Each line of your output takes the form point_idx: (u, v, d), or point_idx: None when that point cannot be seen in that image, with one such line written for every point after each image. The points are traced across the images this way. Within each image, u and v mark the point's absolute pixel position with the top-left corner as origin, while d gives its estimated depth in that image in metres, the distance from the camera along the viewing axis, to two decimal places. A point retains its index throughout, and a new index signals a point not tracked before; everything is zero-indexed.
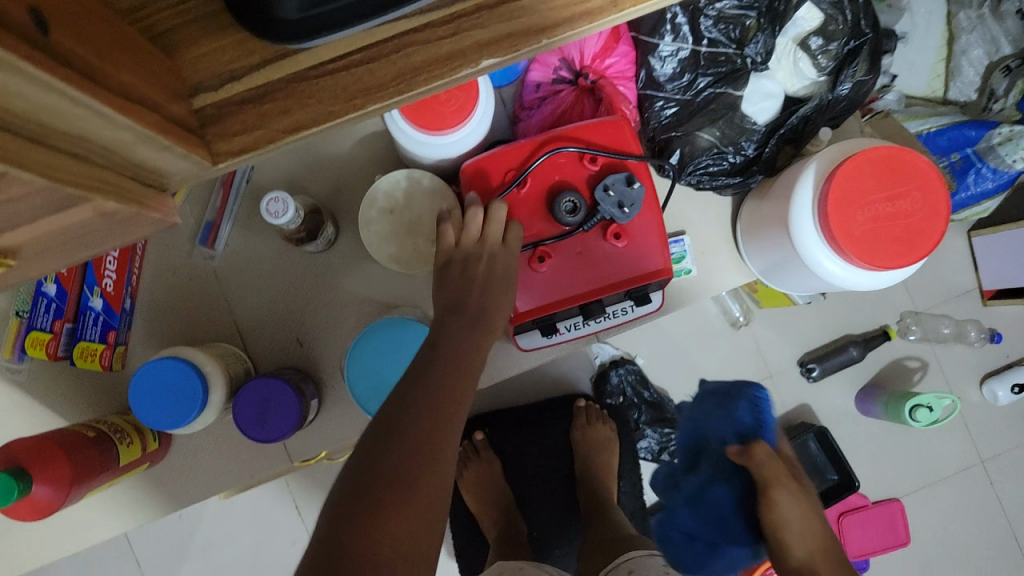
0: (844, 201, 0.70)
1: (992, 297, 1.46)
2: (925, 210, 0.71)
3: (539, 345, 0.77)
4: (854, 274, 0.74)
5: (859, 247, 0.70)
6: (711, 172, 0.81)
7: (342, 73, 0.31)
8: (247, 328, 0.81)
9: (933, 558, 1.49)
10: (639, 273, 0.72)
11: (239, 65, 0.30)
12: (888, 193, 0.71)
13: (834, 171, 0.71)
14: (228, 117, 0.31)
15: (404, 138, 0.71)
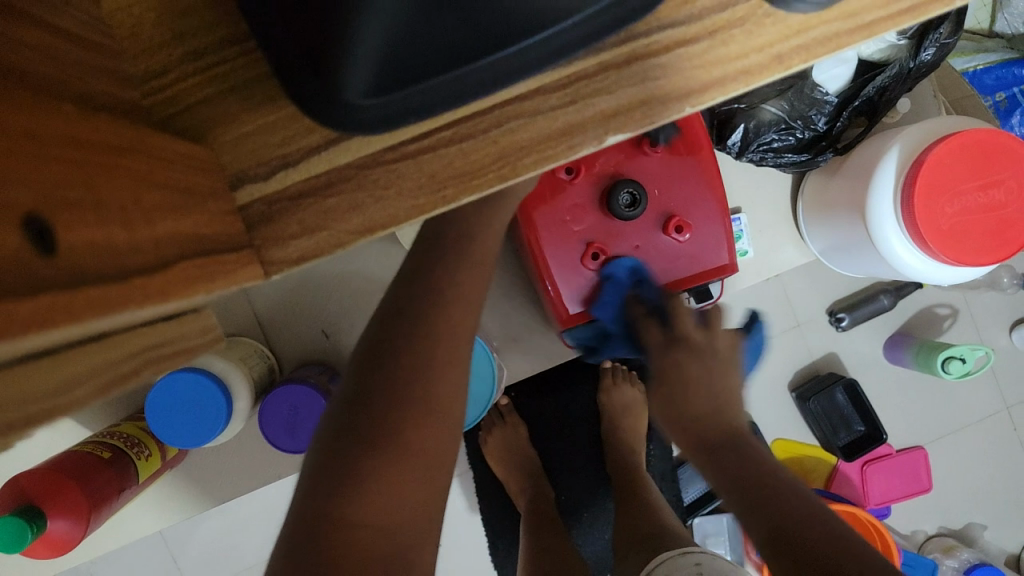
0: (932, 191, 0.63)
1: None
2: (1018, 200, 0.64)
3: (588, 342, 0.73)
4: (934, 269, 0.67)
5: (948, 243, 0.63)
6: (776, 149, 0.73)
7: (423, 158, 0.34)
8: (268, 320, 0.75)
9: (961, 508, 1.42)
10: (702, 269, 0.71)
11: (292, 149, 0.33)
12: (979, 181, 0.64)
13: (923, 156, 0.63)
14: (277, 212, 0.33)
15: None
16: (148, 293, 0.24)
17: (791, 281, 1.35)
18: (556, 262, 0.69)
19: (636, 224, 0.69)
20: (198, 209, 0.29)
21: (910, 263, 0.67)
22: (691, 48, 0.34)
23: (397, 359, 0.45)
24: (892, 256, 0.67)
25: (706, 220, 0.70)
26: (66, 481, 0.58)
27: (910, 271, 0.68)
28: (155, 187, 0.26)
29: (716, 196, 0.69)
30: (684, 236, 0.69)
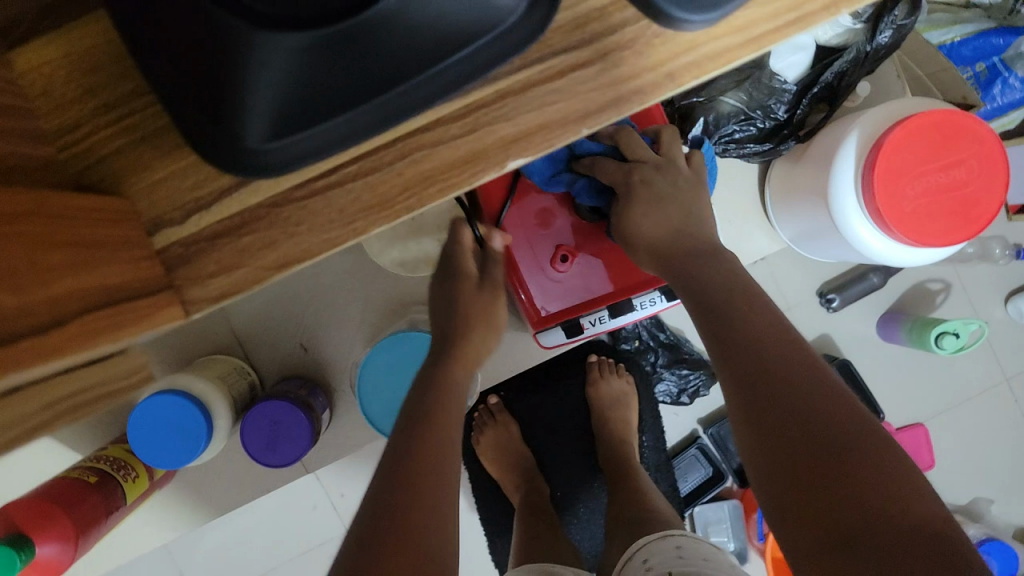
0: (892, 174, 0.63)
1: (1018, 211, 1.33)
2: (981, 177, 0.64)
3: (560, 345, 0.72)
4: (902, 251, 0.67)
5: (912, 225, 0.63)
6: (737, 139, 0.74)
7: (332, 193, 0.35)
8: (246, 336, 0.76)
9: (957, 480, 1.44)
10: None
11: (202, 193, 0.34)
12: (940, 162, 0.64)
13: (881, 140, 0.63)
14: (194, 253, 0.34)
15: None
16: (44, 352, 0.26)
17: (778, 264, 1.34)
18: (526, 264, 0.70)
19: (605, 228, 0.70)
20: (104, 260, 0.30)
21: (877, 245, 0.67)
22: (587, 72, 0.35)
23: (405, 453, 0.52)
24: (861, 240, 0.67)
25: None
26: (50, 507, 0.59)
27: (878, 253, 0.68)
28: (53, 248, 0.27)
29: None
30: None
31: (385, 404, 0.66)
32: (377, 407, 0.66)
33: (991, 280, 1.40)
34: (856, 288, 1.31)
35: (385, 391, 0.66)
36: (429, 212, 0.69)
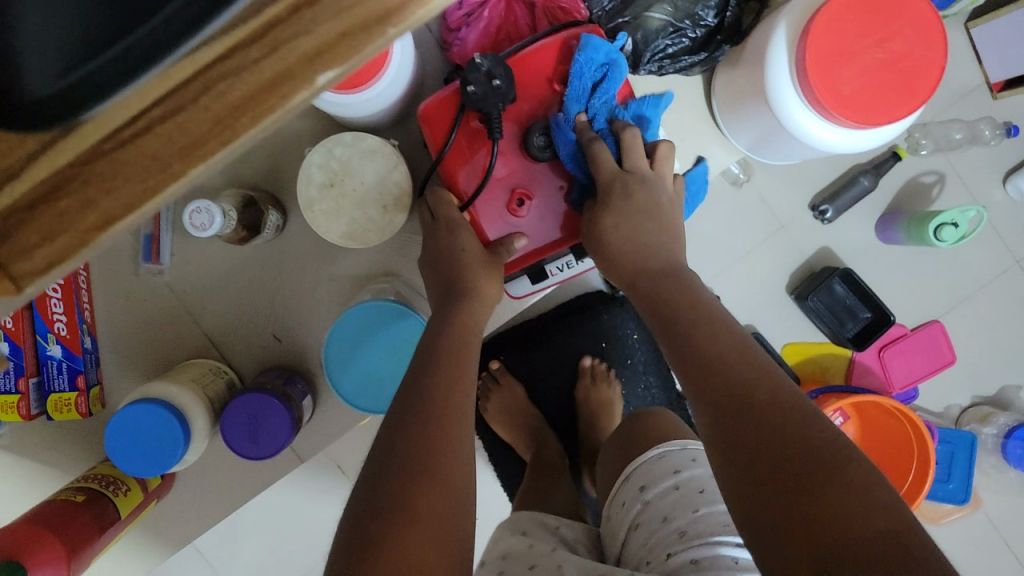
0: (823, 59, 0.61)
1: (1002, 88, 1.30)
2: (919, 46, 0.62)
3: (528, 292, 0.71)
4: (851, 137, 0.64)
5: (851, 107, 0.61)
6: (671, 54, 0.72)
7: (143, 139, 0.24)
8: (219, 336, 0.77)
9: (981, 372, 1.39)
10: None
11: (13, 157, 0.24)
12: (873, 38, 0.61)
13: (807, 26, 0.61)
14: (18, 229, 0.24)
15: (337, 105, 0.62)
16: None
17: (765, 183, 1.32)
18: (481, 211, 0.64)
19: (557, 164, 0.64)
20: None
21: (825, 136, 0.65)
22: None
23: (414, 424, 0.53)
24: (807, 134, 0.65)
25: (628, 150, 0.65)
26: (42, 531, 0.60)
27: (827, 144, 0.65)
28: None
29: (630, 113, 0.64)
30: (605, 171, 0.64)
31: (357, 374, 0.66)
32: (350, 379, 0.66)
33: (987, 163, 1.34)
34: (847, 195, 1.27)
35: (355, 361, 0.66)
36: (369, 180, 0.67)
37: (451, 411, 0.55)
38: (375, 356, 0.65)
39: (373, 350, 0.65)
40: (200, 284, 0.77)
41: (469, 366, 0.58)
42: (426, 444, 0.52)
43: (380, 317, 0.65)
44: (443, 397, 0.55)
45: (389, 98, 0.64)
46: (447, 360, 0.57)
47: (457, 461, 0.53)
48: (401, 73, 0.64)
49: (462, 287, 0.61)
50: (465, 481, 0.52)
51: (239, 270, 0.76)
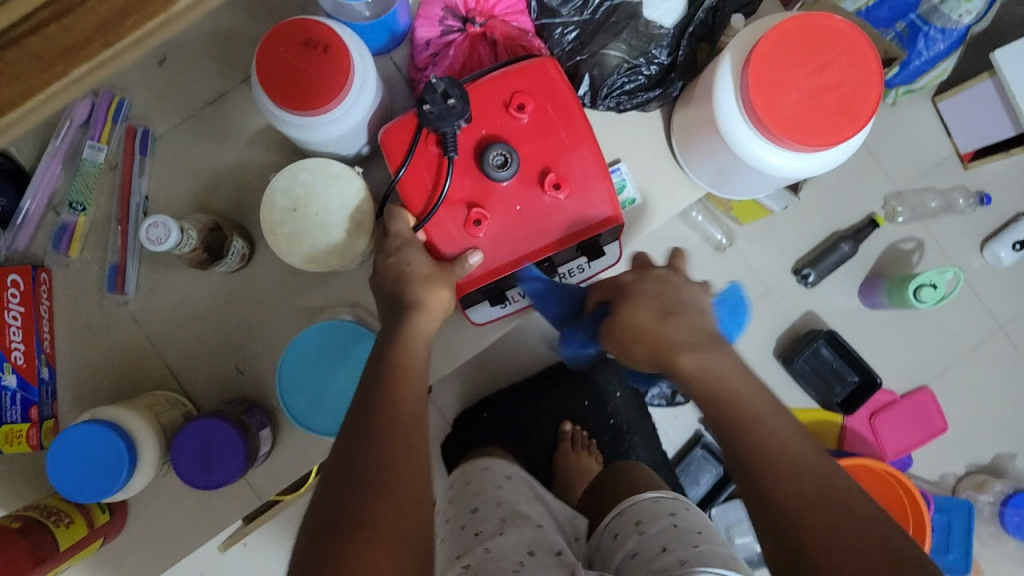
0: (764, 85, 0.63)
1: (972, 159, 1.34)
2: (855, 73, 0.63)
3: (495, 316, 0.71)
4: (801, 161, 0.65)
5: (795, 128, 0.63)
6: (628, 91, 0.74)
7: (29, 39, 0.24)
8: (181, 368, 0.77)
9: (975, 441, 1.35)
10: (587, 224, 0.66)
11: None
12: (811, 65, 0.63)
13: (748, 55, 0.63)
14: None
15: (297, 125, 0.64)
16: None
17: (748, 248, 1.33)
18: (439, 231, 0.65)
19: (513, 185, 0.65)
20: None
21: (775, 158, 0.65)
22: None
23: (372, 441, 0.51)
24: (759, 157, 0.66)
25: (583, 175, 0.66)
26: None
27: (778, 167, 0.66)
28: None
29: (587, 136, 0.66)
30: (561, 193, 0.65)
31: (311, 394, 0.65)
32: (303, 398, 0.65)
33: (961, 229, 1.35)
34: (831, 259, 1.30)
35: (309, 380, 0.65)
36: (331, 205, 0.68)
37: (401, 417, 0.54)
38: (331, 378, 0.65)
39: (326, 370, 0.65)
40: (166, 316, 0.77)
41: (420, 376, 0.57)
42: (381, 461, 0.50)
43: (337, 339, 0.65)
44: (393, 406, 0.54)
45: (350, 118, 0.65)
46: (397, 367, 0.56)
47: (416, 472, 0.51)
48: (363, 95, 0.66)
49: (417, 301, 0.61)
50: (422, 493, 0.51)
51: (204, 301, 0.77)
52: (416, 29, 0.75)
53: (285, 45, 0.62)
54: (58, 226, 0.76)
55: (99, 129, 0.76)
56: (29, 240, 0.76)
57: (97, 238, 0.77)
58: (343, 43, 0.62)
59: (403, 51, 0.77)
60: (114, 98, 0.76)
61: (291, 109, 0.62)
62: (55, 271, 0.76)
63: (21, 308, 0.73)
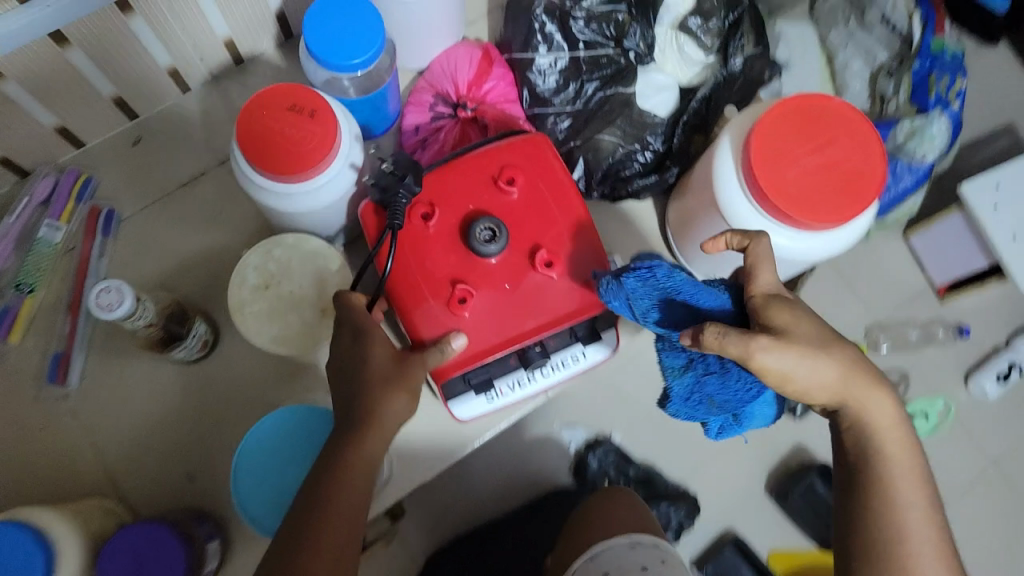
0: (765, 162, 0.59)
1: None
2: (858, 151, 0.60)
3: (483, 412, 0.62)
4: (810, 242, 0.61)
5: (802, 205, 0.59)
6: (624, 177, 0.73)
7: None
8: (121, 473, 0.67)
9: None
10: (581, 306, 0.60)
11: None
12: (812, 144, 0.60)
13: (747, 135, 0.60)
14: None
15: (272, 192, 0.59)
16: None
17: None
18: (419, 310, 0.58)
19: (502, 263, 0.59)
20: None
21: (782, 241, 0.61)
22: None
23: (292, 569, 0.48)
24: (766, 239, 0.61)
25: (578, 253, 0.60)
26: None
27: (784, 251, 0.62)
28: None
29: (582, 215, 0.61)
30: (554, 271, 0.59)
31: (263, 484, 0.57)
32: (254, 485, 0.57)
33: (953, 364, 1.00)
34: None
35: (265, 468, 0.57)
36: (309, 283, 0.63)
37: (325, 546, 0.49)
38: (289, 472, 0.57)
39: (288, 460, 0.57)
40: (110, 414, 0.68)
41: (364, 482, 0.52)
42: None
43: (295, 430, 0.57)
44: (320, 532, 0.49)
45: (329, 190, 0.61)
46: (334, 479, 0.51)
47: None
48: (345, 167, 0.62)
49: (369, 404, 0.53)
50: None
51: (156, 396, 0.69)
52: (405, 116, 0.73)
53: (270, 108, 0.58)
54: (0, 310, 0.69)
55: (61, 209, 0.71)
56: None
57: (44, 324, 0.70)
58: (331, 109, 0.59)
59: (389, 139, 0.75)
60: (79, 177, 0.72)
61: (271, 173, 0.58)
62: None
63: None
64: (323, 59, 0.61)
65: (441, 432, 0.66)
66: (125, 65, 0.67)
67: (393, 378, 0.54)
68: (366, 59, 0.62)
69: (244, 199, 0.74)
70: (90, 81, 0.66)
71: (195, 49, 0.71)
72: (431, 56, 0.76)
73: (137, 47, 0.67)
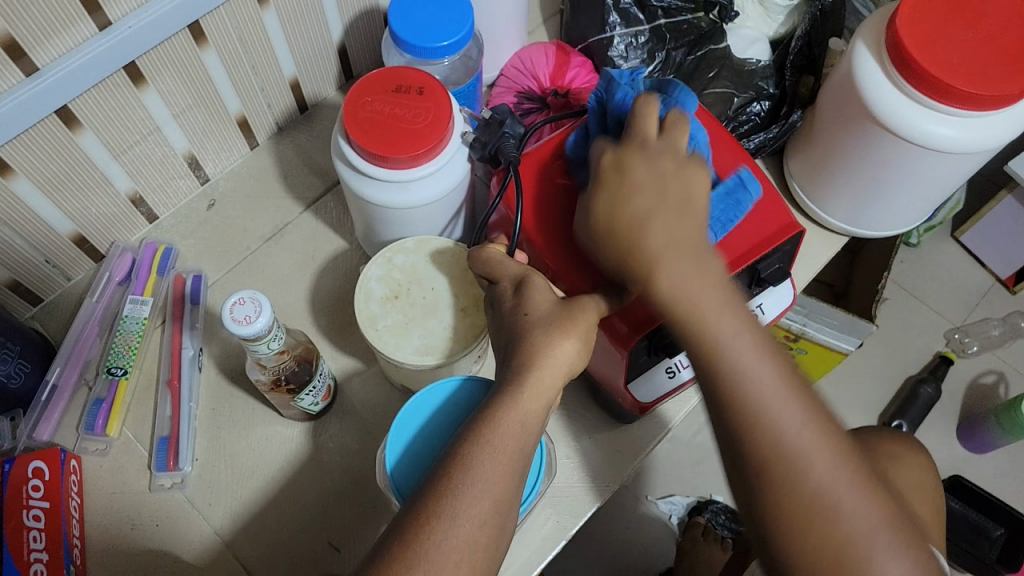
0: (930, 44, 0.53)
1: (1016, 282, 1.18)
2: (1016, 18, 0.54)
3: (666, 391, 0.56)
4: (990, 125, 0.55)
5: (984, 81, 0.52)
6: (742, 133, 0.69)
7: None
8: (255, 561, 0.58)
9: None
10: (761, 237, 0.54)
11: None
12: (968, 22, 0.54)
13: (892, 25, 0.55)
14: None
15: (388, 178, 0.54)
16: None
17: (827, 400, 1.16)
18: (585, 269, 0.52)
19: None
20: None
21: (952, 134, 0.55)
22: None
23: (439, 477, 0.43)
24: (938, 135, 0.55)
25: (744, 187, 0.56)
26: None
27: (953, 146, 0.56)
28: None
29: (734, 149, 0.57)
30: None
31: (421, 464, 0.51)
32: (410, 461, 0.51)
33: None
34: (917, 406, 1.09)
35: (418, 429, 0.52)
36: (441, 285, 0.57)
37: (477, 455, 0.44)
38: (432, 441, 0.51)
39: (427, 419, 0.52)
40: (232, 498, 0.59)
41: (538, 415, 0.46)
42: (439, 478, 0.43)
43: (443, 397, 0.53)
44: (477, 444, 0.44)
45: (445, 173, 0.56)
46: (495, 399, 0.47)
47: (472, 504, 0.42)
48: (458, 148, 0.57)
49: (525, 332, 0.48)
50: (496, 532, 0.43)
51: (275, 465, 0.61)
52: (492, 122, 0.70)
53: (375, 93, 0.55)
54: (92, 403, 0.61)
55: (143, 283, 0.65)
56: (53, 429, 0.60)
57: (141, 410, 0.62)
58: (438, 83, 0.55)
59: None
60: (157, 249, 0.67)
61: (388, 159, 0.53)
62: (86, 460, 0.60)
63: (45, 505, 0.54)
64: (413, 46, 0.59)
65: (624, 442, 0.63)
66: (200, 115, 0.64)
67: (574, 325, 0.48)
68: (455, 40, 0.58)
69: (334, 240, 0.70)
70: (163, 132, 0.63)
71: (262, 93, 0.68)
72: (503, 61, 0.72)
73: (212, 92, 0.63)
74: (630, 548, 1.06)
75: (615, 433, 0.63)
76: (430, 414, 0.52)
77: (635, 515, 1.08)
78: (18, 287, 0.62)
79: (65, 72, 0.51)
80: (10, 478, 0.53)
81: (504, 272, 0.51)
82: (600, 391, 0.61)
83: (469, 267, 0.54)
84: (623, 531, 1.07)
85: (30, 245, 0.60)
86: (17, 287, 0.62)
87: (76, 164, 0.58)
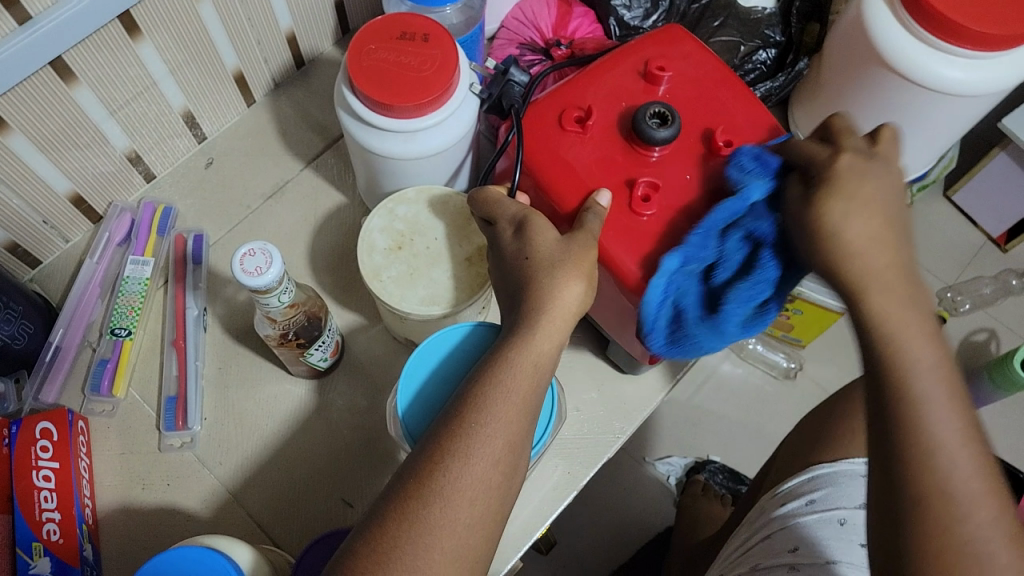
0: None
1: (1006, 240, 1.19)
2: None
3: None
4: (997, 68, 0.54)
5: (992, 20, 0.52)
6: (749, 81, 0.69)
7: None
8: (265, 519, 0.57)
9: None
10: None
11: None
12: None
13: None
14: None
15: (392, 128, 0.53)
16: None
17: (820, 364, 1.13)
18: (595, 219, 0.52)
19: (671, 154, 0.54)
20: None
21: (959, 76, 0.54)
22: None
23: (455, 416, 0.43)
24: (944, 77, 0.55)
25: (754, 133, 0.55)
26: None
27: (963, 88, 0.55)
28: None
29: (743, 95, 0.56)
30: None
31: (433, 408, 0.50)
32: (422, 404, 0.50)
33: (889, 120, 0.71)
34: None
35: (429, 374, 0.51)
36: (446, 233, 0.56)
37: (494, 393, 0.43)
38: (442, 385, 0.51)
39: (437, 364, 0.51)
40: (241, 457, 0.59)
41: (550, 357, 0.46)
42: (456, 416, 0.43)
43: (451, 342, 0.52)
44: (491, 383, 0.44)
45: (450, 122, 0.55)
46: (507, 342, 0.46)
47: (489, 439, 0.42)
48: (464, 97, 0.56)
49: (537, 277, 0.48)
50: (511, 469, 0.43)
51: (281, 425, 0.60)
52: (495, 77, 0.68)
53: (377, 40, 0.53)
54: (97, 364, 0.60)
55: (143, 243, 0.64)
56: (58, 391, 0.59)
57: (147, 370, 0.61)
58: (443, 31, 0.54)
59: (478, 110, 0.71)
60: (157, 208, 0.66)
61: (393, 108, 0.52)
62: (93, 422, 0.59)
63: (54, 466, 0.53)
64: None
65: (633, 394, 0.63)
66: (197, 70, 0.63)
67: (585, 268, 0.47)
68: None
69: (335, 197, 0.69)
70: (160, 87, 0.61)
71: (260, 48, 0.67)
72: (503, 15, 0.71)
73: (209, 45, 0.62)
74: (629, 508, 1.07)
75: (624, 386, 0.63)
76: (439, 359, 0.52)
77: (634, 474, 1.08)
78: (17, 249, 0.61)
79: (60, 20, 0.49)
80: (19, 441, 0.52)
81: (503, 211, 0.51)
82: (610, 342, 0.61)
83: (474, 214, 0.53)
84: (622, 492, 1.07)
85: (28, 205, 0.59)
86: (14, 249, 0.61)
87: (72, 120, 0.56)
